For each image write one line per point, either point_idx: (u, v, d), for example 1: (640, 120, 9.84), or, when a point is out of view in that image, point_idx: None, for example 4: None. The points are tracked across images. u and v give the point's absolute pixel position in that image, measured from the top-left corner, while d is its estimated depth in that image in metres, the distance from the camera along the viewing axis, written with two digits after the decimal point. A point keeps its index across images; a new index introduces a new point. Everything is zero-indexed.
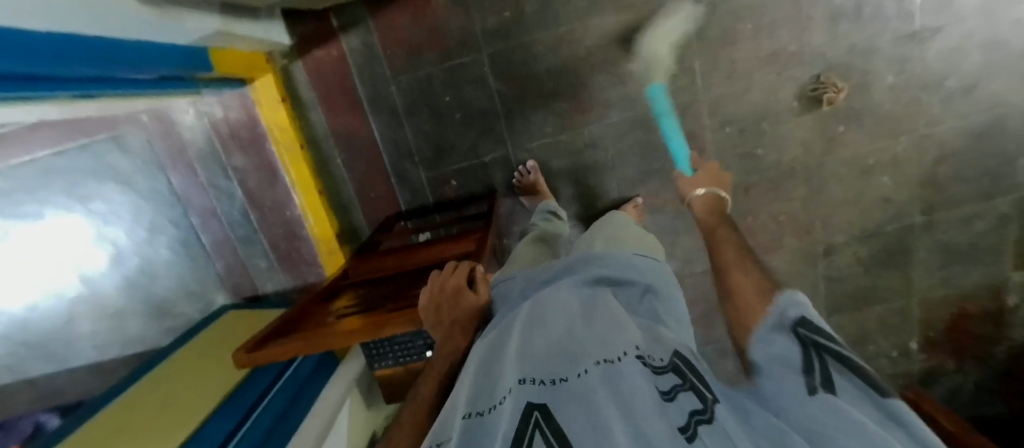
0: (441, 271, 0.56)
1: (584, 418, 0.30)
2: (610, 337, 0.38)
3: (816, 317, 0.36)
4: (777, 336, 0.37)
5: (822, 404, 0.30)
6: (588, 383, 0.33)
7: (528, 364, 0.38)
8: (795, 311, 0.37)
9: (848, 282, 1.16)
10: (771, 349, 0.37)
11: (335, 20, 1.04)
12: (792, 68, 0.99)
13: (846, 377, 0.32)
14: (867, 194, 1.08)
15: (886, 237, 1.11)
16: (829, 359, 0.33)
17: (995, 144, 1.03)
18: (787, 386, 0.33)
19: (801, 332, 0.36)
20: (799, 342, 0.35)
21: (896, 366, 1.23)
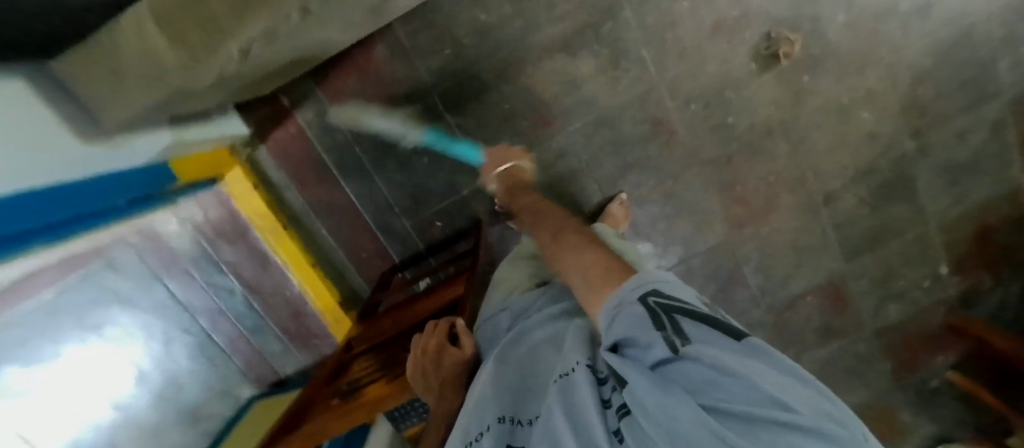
0: (422, 332, 0.57)
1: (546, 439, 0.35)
2: (569, 351, 0.43)
3: (665, 286, 0.31)
4: (628, 304, 0.31)
5: (689, 360, 0.26)
6: (548, 405, 0.38)
7: (504, 396, 0.44)
8: (648, 279, 0.32)
9: (858, 225, 1.12)
10: (620, 320, 0.31)
11: (286, 99, 1.06)
12: (740, 32, 0.98)
13: (708, 329, 0.28)
14: (850, 134, 1.05)
15: (882, 171, 1.08)
16: (688, 318, 0.29)
17: (967, 54, 1.00)
18: (654, 356, 0.28)
19: (653, 301, 0.30)
20: (651, 311, 0.30)
21: (931, 296, 1.17)
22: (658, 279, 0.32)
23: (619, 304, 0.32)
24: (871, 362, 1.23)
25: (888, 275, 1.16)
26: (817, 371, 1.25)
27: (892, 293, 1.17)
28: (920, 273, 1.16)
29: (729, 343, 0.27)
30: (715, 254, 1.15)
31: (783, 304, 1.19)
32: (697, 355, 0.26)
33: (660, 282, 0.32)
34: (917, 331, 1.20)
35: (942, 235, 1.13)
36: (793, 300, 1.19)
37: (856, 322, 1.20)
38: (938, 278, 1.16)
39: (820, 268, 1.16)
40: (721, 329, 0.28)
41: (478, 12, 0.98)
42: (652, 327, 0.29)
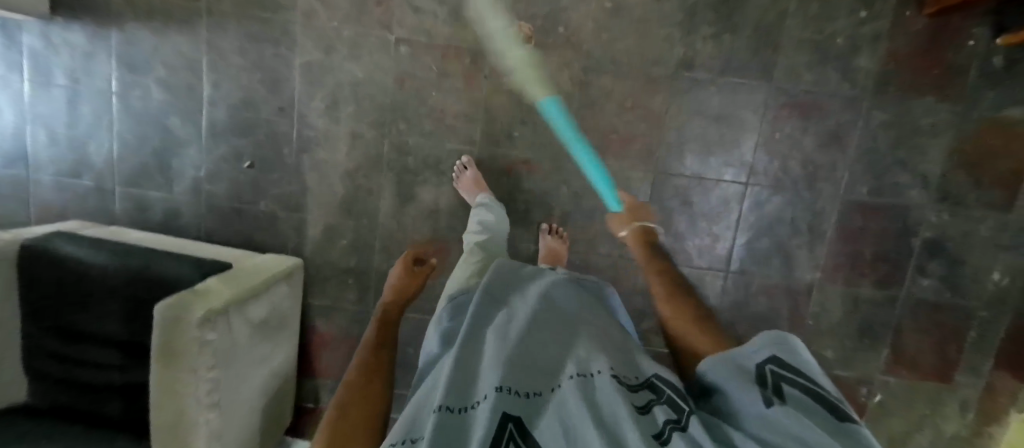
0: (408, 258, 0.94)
1: (563, 426, 0.39)
2: (591, 356, 0.47)
3: (796, 355, 0.41)
4: (749, 365, 0.42)
5: (782, 412, 0.35)
6: (563, 395, 0.43)
7: (505, 372, 0.46)
8: (769, 348, 0.42)
9: (740, 48, 1.01)
10: (735, 368, 0.43)
11: (308, 401, 1.21)
12: (486, 63, 1.03)
13: (804, 394, 0.37)
14: (643, 14, 1.00)
15: (703, 1, 0.99)
16: (792, 384, 0.38)
17: None
18: (751, 401, 0.38)
19: (769, 366, 0.41)
20: (765, 374, 0.41)
21: (881, 18, 0.98)
22: (783, 345, 0.42)
23: (733, 358, 0.44)
24: (910, 112, 1.02)
25: (820, 46, 1.00)
26: (871, 169, 1.04)
27: (843, 53, 1.00)
28: (844, 12, 0.99)
29: (825, 415, 0.34)
30: (664, 189, 1.08)
31: (765, 160, 1.05)
32: (785, 409, 0.35)
33: (781, 351, 0.41)
34: (909, 50, 1.00)
35: None
36: (770, 149, 1.05)
37: (848, 102, 1.02)
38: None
39: (756, 107, 1.03)
40: (824, 402, 0.36)
41: (340, 241, 1.11)
42: (758, 383, 0.40)
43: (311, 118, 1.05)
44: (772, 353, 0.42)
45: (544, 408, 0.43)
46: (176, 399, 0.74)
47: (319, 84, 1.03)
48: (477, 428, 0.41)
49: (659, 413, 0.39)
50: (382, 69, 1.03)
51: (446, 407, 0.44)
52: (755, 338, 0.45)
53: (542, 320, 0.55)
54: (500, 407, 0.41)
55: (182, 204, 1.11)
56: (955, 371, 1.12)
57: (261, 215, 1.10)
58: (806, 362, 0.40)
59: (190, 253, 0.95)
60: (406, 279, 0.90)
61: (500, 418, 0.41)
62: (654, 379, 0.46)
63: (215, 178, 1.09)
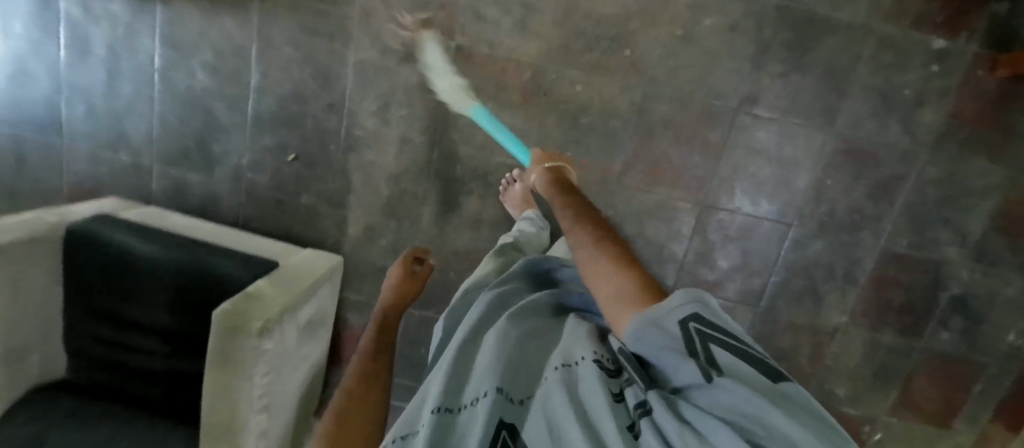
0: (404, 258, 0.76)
1: (547, 426, 0.34)
2: (580, 346, 0.43)
3: (715, 309, 0.32)
4: (665, 328, 0.32)
5: (722, 389, 0.27)
6: (547, 389, 0.38)
7: (496, 369, 0.41)
8: (690, 299, 0.32)
9: (806, 90, 0.99)
10: (656, 334, 0.32)
11: (336, 390, 1.24)
12: (546, 80, 1.00)
13: (742, 360, 0.29)
14: (712, 45, 0.97)
15: (776, 39, 0.96)
16: (720, 347, 0.30)
17: None
18: (684, 374, 0.30)
19: (693, 327, 0.31)
20: (688, 339, 0.31)
21: (952, 74, 0.96)
22: (702, 297, 0.32)
23: (649, 324, 0.33)
24: (961, 171, 1.02)
25: (886, 95, 0.99)
26: (913, 223, 1.06)
27: (909, 106, 0.99)
28: (916, 64, 0.96)
29: (761, 380, 0.28)
30: (708, 221, 1.08)
31: (811, 204, 1.06)
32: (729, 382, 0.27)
33: (704, 308, 0.32)
34: (974, 110, 0.98)
35: (900, 21, 0.94)
36: (819, 193, 1.05)
37: (902, 155, 1.02)
38: (942, 53, 0.95)
39: (813, 150, 1.02)
40: (764, 369, 0.28)
41: (379, 241, 1.11)
42: (688, 355, 0.31)
43: (360, 117, 1.02)
44: (694, 311, 0.32)
45: (535, 406, 0.38)
46: (232, 403, 0.76)
47: (372, 83, 1.00)
48: (469, 433, 0.37)
49: (629, 393, 0.34)
50: (439, 75, 1.00)
51: (444, 409, 0.39)
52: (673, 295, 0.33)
53: (543, 325, 0.50)
54: (490, 409, 0.37)
55: (221, 190, 1.09)
56: (956, 417, 1.17)
57: (301, 208, 1.09)
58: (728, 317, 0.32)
59: (239, 250, 0.94)
60: (409, 281, 0.72)
61: (489, 421, 0.36)
62: (621, 353, 0.39)
63: (257, 168, 1.06)
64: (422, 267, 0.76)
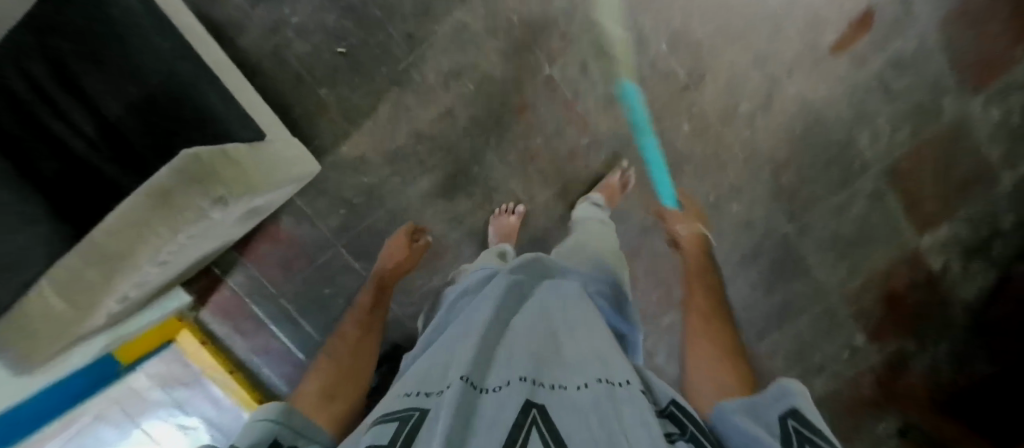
0: (405, 230, 1.01)
1: (586, 426, 0.32)
2: (609, 363, 0.41)
3: (806, 409, 0.35)
4: (764, 420, 0.36)
5: None
6: (581, 397, 0.36)
7: (528, 363, 0.40)
8: (790, 396, 0.37)
9: (762, 305, 1.12)
10: (758, 420, 0.37)
11: (217, 268, 1.12)
12: (594, 156, 1.05)
13: None
14: (728, 224, 1.08)
15: (769, 254, 1.10)
16: (810, 447, 0.32)
17: (822, 137, 1.03)
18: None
19: (790, 423, 0.35)
20: (784, 432, 0.34)
21: (855, 365, 1.15)
22: (797, 399, 0.36)
23: (757, 411, 0.38)
24: None
25: (807, 349, 1.15)
26: None
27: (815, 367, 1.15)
28: (838, 340, 1.14)
29: None
30: None
31: None
32: None
33: (802, 406, 0.36)
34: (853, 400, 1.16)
35: (850, 305, 1.12)
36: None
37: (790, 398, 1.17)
38: (858, 346, 1.14)
39: None
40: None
41: (361, 175, 1.06)
42: (779, 444, 0.33)
43: (428, 66, 1.01)
44: (792, 405, 0.36)
45: (565, 402, 0.35)
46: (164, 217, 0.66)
47: (460, 49, 1.00)
48: (497, 413, 0.33)
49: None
50: (519, 87, 1.02)
51: (469, 381, 0.37)
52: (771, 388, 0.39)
53: (570, 328, 0.48)
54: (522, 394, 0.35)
55: (251, 24, 0.99)
56: None
57: (315, 97, 1.02)
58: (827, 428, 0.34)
59: (226, 86, 0.86)
60: (404, 253, 0.97)
61: (521, 408, 0.33)
62: (697, 430, 0.37)
63: (302, 33, 0.99)
64: (419, 240, 1.01)
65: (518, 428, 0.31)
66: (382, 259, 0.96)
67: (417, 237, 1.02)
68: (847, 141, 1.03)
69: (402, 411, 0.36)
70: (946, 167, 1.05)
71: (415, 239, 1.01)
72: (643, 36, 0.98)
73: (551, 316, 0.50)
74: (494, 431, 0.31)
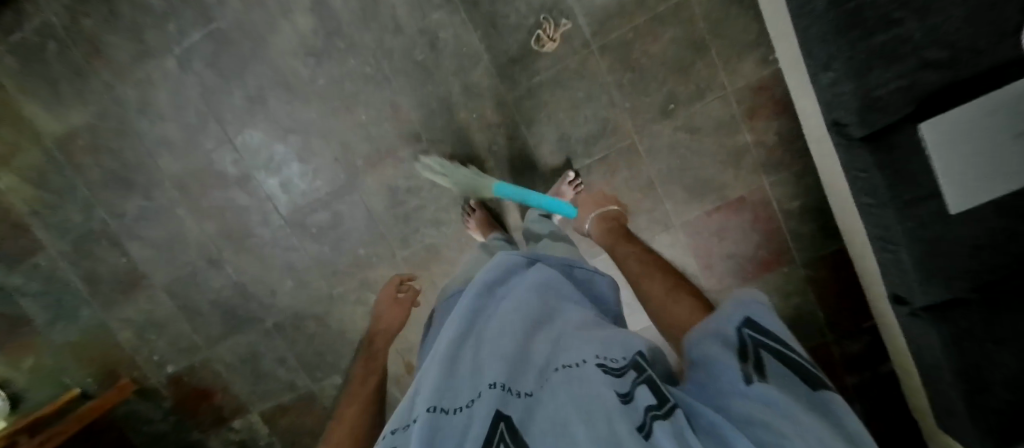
0: (389, 283, 0.94)
1: (549, 421, 0.33)
2: (574, 347, 0.42)
3: (759, 318, 0.45)
4: (726, 331, 0.45)
5: (757, 391, 0.36)
6: (551, 390, 0.37)
7: (494, 369, 0.40)
8: (744, 311, 0.46)
9: (194, 300, 1.19)
10: (714, 332, 0.45)
11: None
12: (343, 166, 1.10)
13: (785, 371, 0.39)
14: (269, 275, 1.18)
15: (242, 307, 1.20)
16: (768, 353, 0.41)
17: (338, 351, 1.23)
18: (731, 371, 0.39)
19: (747, 332, 0.44)
20: (741, 339, 0.43)
21: (138, 366, 1.25)
22: (751, 308, 0.46)
23: (716, 320, 0.47)
24: (64, 322, 1.21)
25: (148, 333, 1.22)
26: (35, 281, 1.18)
27: (133, 336, 1.22)
28: (157, 349, 1.24)
29: (803, 391, 0.37)
30: (145, 169, 1.10)
31: (101, 241, 1.15)
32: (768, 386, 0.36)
33: (761, 322, 0.45)
34: (100, 355, 1.24)
35: (195, 369, 1.25)
36: (102, 249, 1.15)
37: (93, 304, 1.19)
38: (157, 370, 1.25)
39: (145, 269, 1.17)
40: (803, 377, 0.39)
41: None
42: (736, 359, 0.40)
43: (444, 14, 0.99)
44: (747, 316, 0.45)
45: (538, 406, 0.36)
46: None
47: (454, 52, 1.02)
48: (464, 432, 0.33)
49: (637, 399, 0.35)
50: (415, 103, 1.05)
51: (437, 409, 0.36)
52: (730, 299, 0.49)
53: (535, 318, 0.49)
54: (491, 404, 0.35)
55: None
56: None
57: None
58: (777, 332, 0.44)
59: None
60: (392, 311, 0.90)
61: (488, 418, 0.33)
62: (637, 359, 0.42)
63: None
64: (410, 290, 0.94)
65: (487, 437, 0.32)
66: (373, 323, 0.88)
67: (405, 286, 0.95)
68: (334, 367, 1.25)
69: None
70: (307, 435, 1.31)
71: (402, 290, 0.94)
72: (442, 224, 1.13)
73: (520, 307, 0.50)
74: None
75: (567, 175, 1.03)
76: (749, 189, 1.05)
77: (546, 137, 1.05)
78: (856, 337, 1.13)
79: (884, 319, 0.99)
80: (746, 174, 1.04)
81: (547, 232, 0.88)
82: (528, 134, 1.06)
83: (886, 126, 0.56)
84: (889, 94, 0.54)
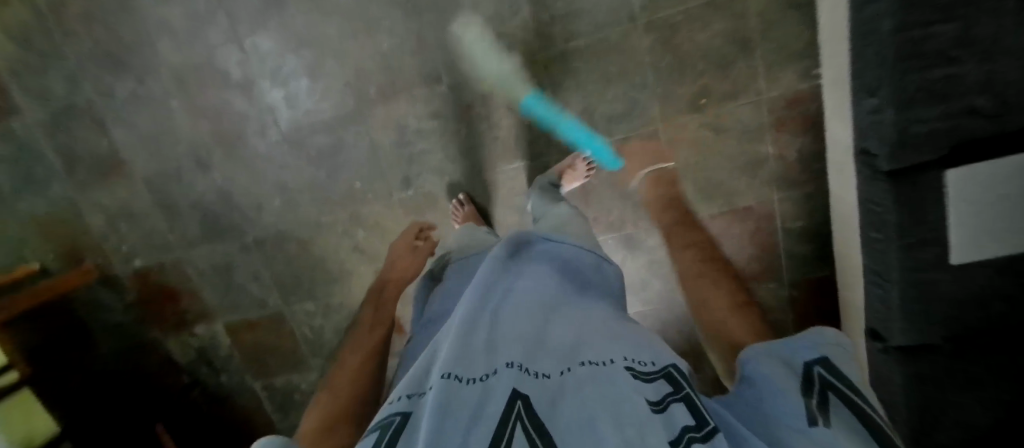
0: (407, 231, 0.99)
1: (571, 409, 0.31)
2: (599, 347, 0.40)
3: (836, 357, 0.39)
4: (795, 362, 0.41)
5: (817, 436, 0.32)
6: (573, 382, 0.34)
7: (513, 350, 0.37)
8: (823, 346, 0.40)
9: (175, 199, 1.14)
10: (778, 361, 0.42)
11: None
12: (355, 92, 1.04)
13: (852, 417, 0.33)
14: (258, 189, 1.13)
15: (224, 216, 1.16)
16: (839, 394, 0.36)
17: (316, 278, 1.22)
18: (789, 407, 0.36)
19: (819, 369, 0.39)
20: (809, 376, 0.39)
21: (106, 255, 1.21)
22: (832, 345, 0.40)
23: (774, 349, 0.43)
24: (32, 193, 1.15)
25: (121, 223, 1.17)
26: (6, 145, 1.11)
27: (104, 223, 1.17)
28: (128, 241, 1.19)
29: (870, 443, 0.31)
30: (141, 49, 1.03)
31: (83, 117, 1.08)
32: (833, 430, 0.32)
33: (835, 359, 0.39)
34: (66, 235, 1.18)
35: (165, 269, 1.22)
36: (82, 126, 1.08)
37: (66, 181, 1.13)
38: (126, 262, 1.21)
39: (127, 156, 1.11)
40: (872, 426, 0.33)
41: None
42: (801, 393, 0.37)
43: None
44: (822, 355, 0.40)
45: (557, 394, 0.33)
46: None
47: None
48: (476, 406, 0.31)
49: (674, 413, 0.32)
50: (443, 41, 1.00)
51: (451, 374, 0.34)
52: (803, 331, 0.43)
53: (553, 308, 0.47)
54: (510, 383, 0.33)
55: None
56: None
57: None
58: (854, 372, 0.38)
59: None
60: (406, 258, 0.95)
61: (505, 395, 0.31)
62: (673, 369, 0.40)
63: None
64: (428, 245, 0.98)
65: (504, 417, 0.30)
66: (389, 266, 0.93)
67: (424, 238, 1.00)
68: (310, 293, 1.24)
69: (381, 418, 0.32)
70: (270, 353, 1.31)
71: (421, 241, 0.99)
72: (446, 171, 1.10)
73: (543, 295, 0.48)
74: (478, 421, 0.29)
75: (582, 152, 1.02)
76: (758, 200, 1.05)
77: (570, 106, 1.02)
78: None
79: None
80: (759, 184, 1.04)
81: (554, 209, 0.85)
82: (553, 98, 1.02)
83: (917, 165, 0.53)
84: (928, 133, 0.51)
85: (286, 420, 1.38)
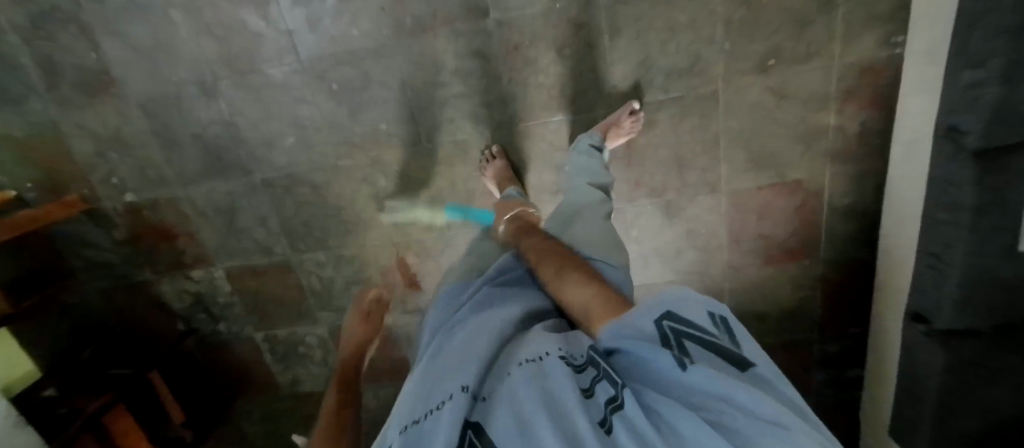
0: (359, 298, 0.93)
1: (511, 415, 0.35)
2: (533, 346, 0.45)
3: (681, 309, 0.41)
4: (644, 323, 0.41)
5: (700, 372, 0.34)
6: (511, 387, 0.39)
7: (460, 375, 0.41)
8: (662, 304, 0.42)
9: (173, 128, 1.02)
10: (636, 326, 0.42)
11: None
12: (388, 20, 0.92)
13: (713, 354, 0.37)
14: (269, 124, 1.02)
15: (229, 152, 1.04)
16: (693, 339, 0.38)
17: (328, 227, 1.13)
18: (661, 362, 0.37)
19: (666, 323, 0.40)
20: (662, 331, 0.40)
21: (92, 185, 1.08)
22: (668, 302, 0.42)
23: (629, 316, 0.44)
24: (5, 107, 1.00)
25: (109, 151, 1.04)
26: None
27: (90, 149, 1.04)
28: (118, 172, 1.07)
29: (734, 368, 0.35)
30: None
31: (65, 23, 0.92)
32: (702, 370, 0.34)
33: (678, 308, 0.41)
34: (45, 158, 1.05)
35: (160, 206, 1.10)
36: (64, 33, 0.93)
37: (45, 97, 0.99)
38: (115, 195, 1.09)
39: (117, 73, 0.97)
40: (730, 357, 0.37)
41: None
42: (665, 346, 0.38)
43: None
44: (668, 309, 0.41)
45: (504, 402, 0.37)
46: None
47: None
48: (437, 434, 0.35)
49: (596, 392, 0.37)
50: None
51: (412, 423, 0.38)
52: (645, 294, 0.44)
53: (502, 326, 0.51)
54: (459, 408, 0.36)
55: None
56: None
57: None
58: (699, 313, 0.40)
59: None
60: (362, 328, 0.85)
61: (456, 422, 0.35)
62: (592, 355, 0.43)
63: None
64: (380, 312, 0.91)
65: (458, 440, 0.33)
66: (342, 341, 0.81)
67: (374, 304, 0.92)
68: (320, 243, 1.15)
69: None
70: (273, 303, 1.23)
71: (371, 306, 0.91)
72: (481, 120, 1.01)
73: (494, 320, 0.52)
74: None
75: (630, 107, 0.93)
76: (808, 174, 1.01)
77: (626, 56, 0.93)
78: (841, 340, 1.19)
79: (881, 332, 1.06)
80: (812, 157, 0.99)
81: (580, 213, 0.81)
82: (609, 46, 0.92)
83: (1005, 145, 0.57)
84: None
85: (288, 371, 1.33)
